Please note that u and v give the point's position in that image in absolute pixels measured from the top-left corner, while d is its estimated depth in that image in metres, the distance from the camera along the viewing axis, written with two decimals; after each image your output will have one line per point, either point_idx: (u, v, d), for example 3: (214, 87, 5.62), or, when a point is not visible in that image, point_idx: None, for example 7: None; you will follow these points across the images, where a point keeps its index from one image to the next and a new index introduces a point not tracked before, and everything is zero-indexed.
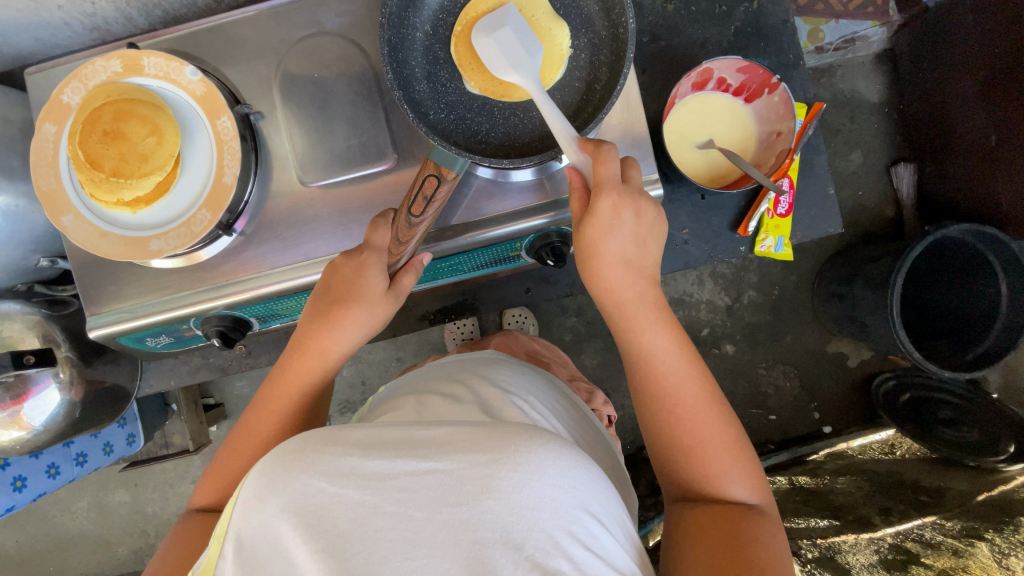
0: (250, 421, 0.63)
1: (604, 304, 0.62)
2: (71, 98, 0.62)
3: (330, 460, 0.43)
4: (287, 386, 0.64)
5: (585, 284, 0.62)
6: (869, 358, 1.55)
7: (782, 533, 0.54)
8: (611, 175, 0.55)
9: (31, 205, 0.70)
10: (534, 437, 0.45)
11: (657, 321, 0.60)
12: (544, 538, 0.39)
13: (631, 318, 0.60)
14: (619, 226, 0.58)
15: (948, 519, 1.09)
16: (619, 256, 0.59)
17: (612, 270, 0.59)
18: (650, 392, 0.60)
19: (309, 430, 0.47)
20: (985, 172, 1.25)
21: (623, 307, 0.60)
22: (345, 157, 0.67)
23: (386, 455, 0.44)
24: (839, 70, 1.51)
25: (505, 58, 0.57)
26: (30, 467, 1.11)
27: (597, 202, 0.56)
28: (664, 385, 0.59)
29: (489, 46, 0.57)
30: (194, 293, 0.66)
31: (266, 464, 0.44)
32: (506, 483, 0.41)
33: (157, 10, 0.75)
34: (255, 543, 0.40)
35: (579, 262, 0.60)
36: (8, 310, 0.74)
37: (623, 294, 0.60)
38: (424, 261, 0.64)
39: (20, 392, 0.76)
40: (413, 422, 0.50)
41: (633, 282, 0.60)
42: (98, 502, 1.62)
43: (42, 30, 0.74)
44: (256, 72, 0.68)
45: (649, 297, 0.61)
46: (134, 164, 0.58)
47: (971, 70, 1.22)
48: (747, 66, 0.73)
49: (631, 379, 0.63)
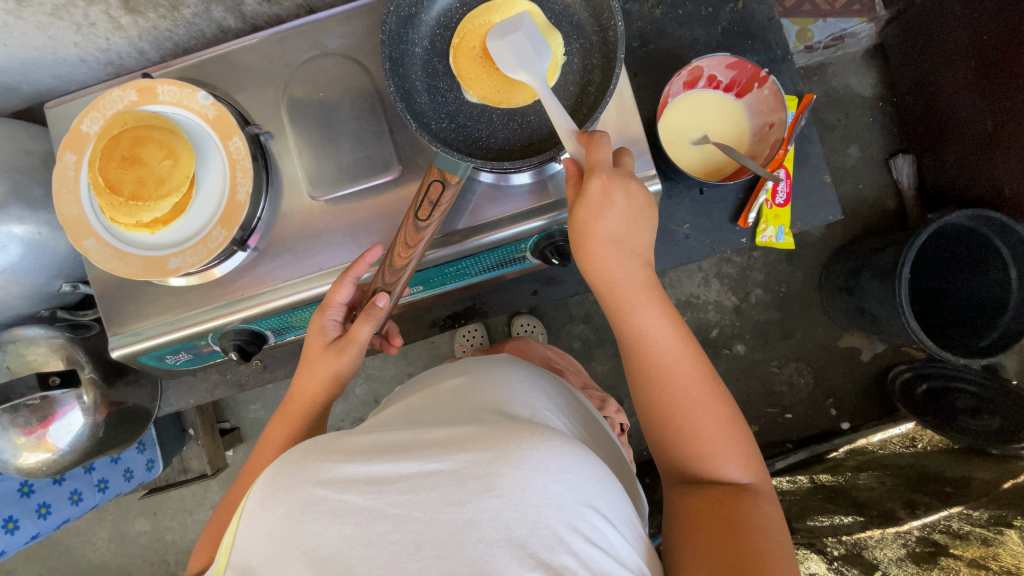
0: (257, 454, 0.67)
1: (596, 285, 0.63)
2: (90, 127, 0.65)
3: (332, 469, 0.45)
4: (290, 416, 0.68)
5: (578, 266, 0.62)
6: (882, 351, 1.53)
7: (777, 510, 0.54)
8: (603, 159, 0.58)
9: (53, 232, 0.72)
10: (536, 433, 0.45)
11: (650, 302, 0.61)
12: (548, 534, 0.40)
13: (622, 300, 0.61)
14: (611, 204, 0.58)
15: (975, 508, 1.06)
16: (609, 236, 0.60)
17: (602, 250, 0.60)
18: (643, 373, 0.60)
19: (310, 442, 0.50)
20: (983, 158, 1.26)
21: (615, 287, 0.61)
22: (352, 171, 0.69)
23: (389, 460, 0.45)
24: (830, 68, 1.54)
25: (521, 67, 0.59)
26: (53, 495, 1.13)
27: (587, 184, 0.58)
28: (658, 365, 0.59)
29: (502, 48, 0.59)
30: (211, 308, 0.68)
31: (270, 477, 0.46)
32: (508, 480, 0.41)
33: (168, 43, 0.79)
34: (260, 553, 0.41)
35: (573, 244, 0.61)
36: (33, 335, 0.78)
37: (616, 274, 0.60)
38: (383, 309, 0.61)
39: (47, 414, 0.78)
40: (418, 426, 0.51)
41: (625, 262, 0.61)
42: (118, 532, 1.63)
43: (60, 67, 0.78)
44: (264, 95, 0.71)
45: (641, 277, 0.61)
46: (152, 186, 0.61)
47: (962, 59, 1.24)
48: (735, 62, 0.76)
49: (627, 362, 0.63)
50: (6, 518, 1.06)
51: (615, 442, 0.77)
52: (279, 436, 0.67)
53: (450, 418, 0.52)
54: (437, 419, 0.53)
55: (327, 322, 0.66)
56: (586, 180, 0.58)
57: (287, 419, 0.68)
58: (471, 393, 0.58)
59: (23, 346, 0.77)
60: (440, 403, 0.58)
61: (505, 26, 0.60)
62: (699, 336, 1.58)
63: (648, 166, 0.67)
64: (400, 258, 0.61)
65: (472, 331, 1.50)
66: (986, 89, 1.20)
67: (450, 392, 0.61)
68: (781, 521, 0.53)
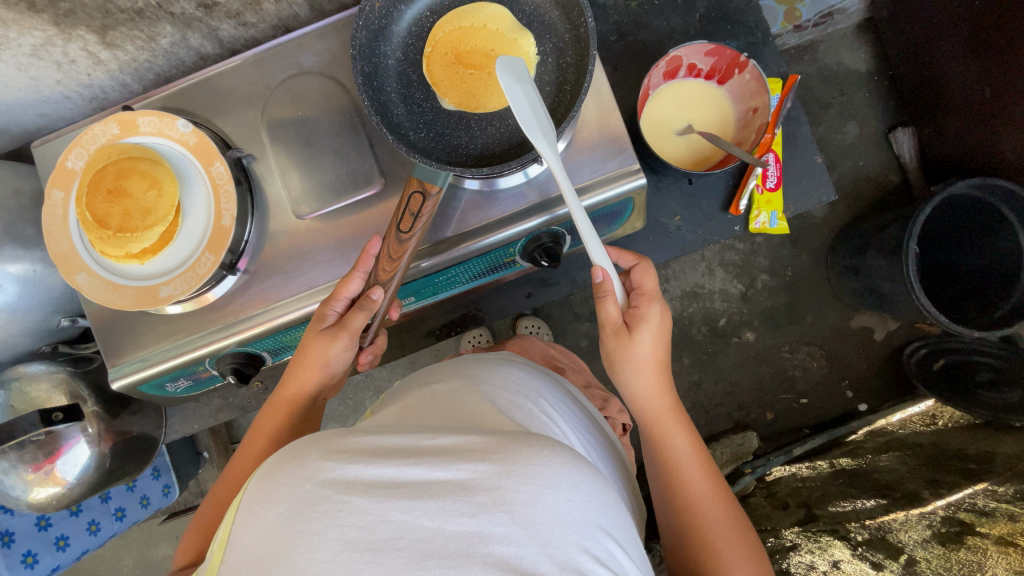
0: (244, 447, 0.66)
1: (635, 409, 0.70)
2: (75, 163, 0.66)
3: (333, 468, 0.40)
4: (279, 407, 0.67)
5: (617, 381, 0.70)
6: (895, 329, 1.50)
7: None
8: (654, 315, 0.66)
9: (48, 269, 0.74)
10: (544, 448, 0.42)
11: (680, 426, 0.68)
12: (561, 555, 0.37)
13: (657, 421, 0.68)
14: (643, 345, 0.66)
15: (1000, 485, 1.03)
16: (647, 363, 0.67)
17: (644, 376, 0.67)
18: (675, 486, 0.65)
19: (309, 434, 0.45)
20: (986, 124, 1.22)
21: (649, 411, 0.68)
22: (336, 187, 0.69)
23: (394, 463, 0.41)
24: (821, 46, 1.51)
25: (541, 125, 0.57)
26: (71, 525, 1.15)
27: (638, 329, 0.66)
28: (686, 482, 0.64)
29: (523, 110, 0.57)
30: (205, 334, 0.68)
31: (268, 473, 0.41)
32: (520, 496, 0.38)
33: (149, 74, 0.80)
34: (256, 552, 0.36)
35: (613, 363, 0.68)
36: (37, 371, 0.80)
37: (651, 403, 0.68)
38: (375, 300, 0.61)
39: (53, 450, 0.80)
40: (419, 430, 0.47)
41: (662, 389, 0.68)
42: (142, 558, 1.65)
43: (45, 105, 0.79)
44: (244, 118, 0.72)
45: (673, 406, 0.68)
46: (138, 218, 0.62)
47: (954, 26, 1.21)
48: (714, 49, 0.75)
49: (658, 478, 0.68)
50: (25, 553, 1.09)
51: (618, 448, 0.76)
52: (269, 426, 0.66)
53: (451, 426, 0.49)
54: (435, 425, 0.49)
55: (328, 312, 0.63)
56: (648, 304, 0.67)
57: (276, 410, 0.67)
58: (467, 400, 0.55)
59: (26, 384, 0.79)
60: (437, 407, 0.55)
61: (512, 67, 0.59)
62: (707, 327, 1.57)
63: (631, 161, 0.66)
64: (385, 273, 0.61)
65: (477, 335, 1.50)
66: (981, 55, 1.17)
67: (445, 397, 0.58)
68: None
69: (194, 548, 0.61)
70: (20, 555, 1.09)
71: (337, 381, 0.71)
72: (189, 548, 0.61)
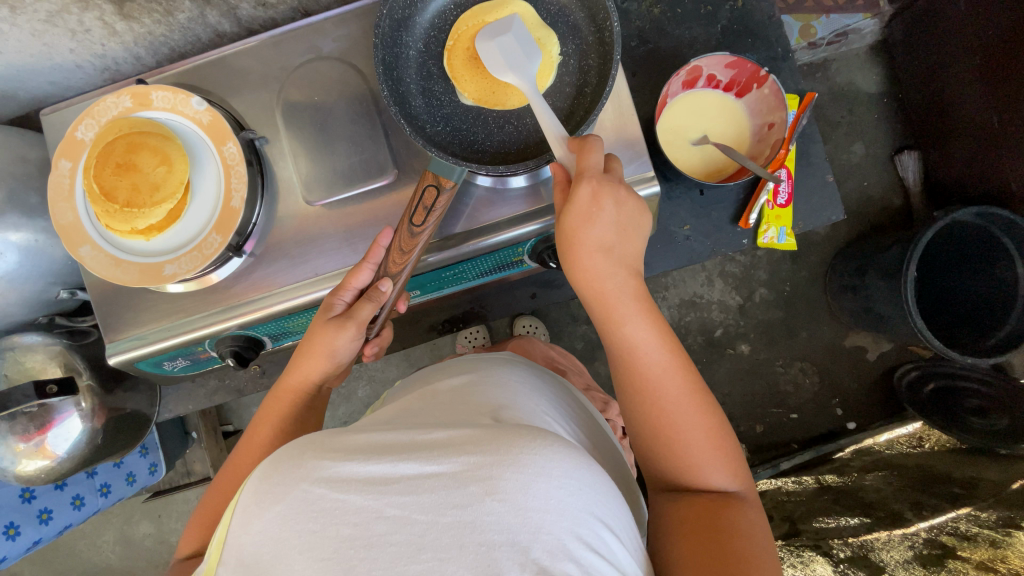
0: (249, 435, 0.65)
1: (586, 296, 0.61)
2: (85, 134, 0.65)
3: (328, 467, 0.40)
4: (284, 396, 0.66)
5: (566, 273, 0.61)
6: (888, 350, 1.51)
7: (762, 520, 0.54)
8: (594, 164, 0.56)
9: (50, 239, 0.73)
10: (537, 436, 0.41)
11: (639, 311, 0.59)
12: (551, 542, 0.36)
13: (610, 309, 0.59)
14: (595, 220, 0.57)
15: (983, 510, 1.03)
16: (597, 244, 0.58)
17: (592, 260, 0.59)
18: (633, 378, 0.59)
19: (306, 435, 0.45)
20: (991, 154, 1.23)
21: (604, 297, 0.59)
22: (348, 175, 0.68)
23: (388, 460, 0.41)
24: (834, 64, 1.51)
25: (503, 61, 0.59)
26: (55, 499, 1.14)
27: (576, 190, 0.56)
28: (645, 373, 0.58)
29: (490, 50, 0.60)
30: (207, 315, 0.68)
31: (264, 473, 0.41)
32: (511, 484, 0.37)
33: (164, 48, 0.79)
34: (254, 553, 0.36)
35: (560, 248, 0.60)
36: (32, 343, 0.79)
37: (608, 283, 0.59)
38: (385, 293, 0.62)
39: (44, 422, 0.80)
40: (416, 427, 0.47)
41: (613, 271, 0.59)
42: (123, 535, 1.64)
43: (56, 73, 0.78)
44: (259, 100, 0.71)
45: (629, 287, 0.59)
46: (146, 194, 0.60)
47: (967, 53, 1.22)
48: (735, 61, 0.75)
49: (614, 372, 0.61)
50: (8, 524, 1.08)
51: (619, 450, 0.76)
52: (274, 414, 0.66)
53: (451, 422, 0.48)
54: (439, 421, 0.49)
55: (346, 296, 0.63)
56: (574, 185, 0.56)
57: (281, 397, 0.66)
58: (473, 397, 0.55)
59: (21, 354, 0.79)
60: (440, 404, 0.55)
61: (500, 24, 0.61)
62: (703, 337, 1.57)
63: (646, 167, 0.67)
64: (395, 265, 0.61)
65: (474, 332, 1.49)
66: (992, 83, 1.18)
67: (451, 393, 0.58)
68: (766, 529, 0.53)
69: (199, 535, 0.61)
70: (3, 525, 1.07)
71: (343, 370, 0.71)
72: (195, 536, 0.61)
